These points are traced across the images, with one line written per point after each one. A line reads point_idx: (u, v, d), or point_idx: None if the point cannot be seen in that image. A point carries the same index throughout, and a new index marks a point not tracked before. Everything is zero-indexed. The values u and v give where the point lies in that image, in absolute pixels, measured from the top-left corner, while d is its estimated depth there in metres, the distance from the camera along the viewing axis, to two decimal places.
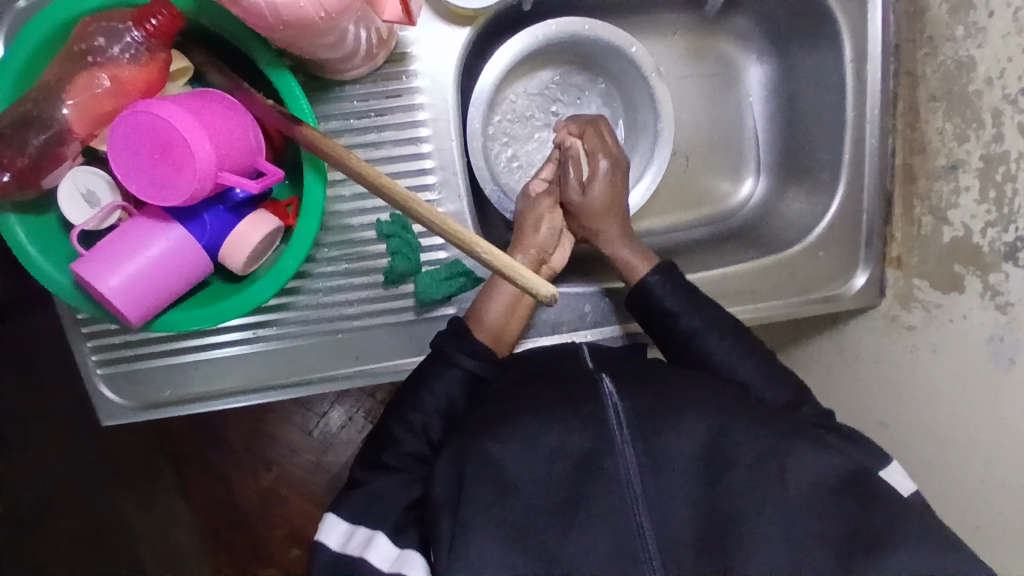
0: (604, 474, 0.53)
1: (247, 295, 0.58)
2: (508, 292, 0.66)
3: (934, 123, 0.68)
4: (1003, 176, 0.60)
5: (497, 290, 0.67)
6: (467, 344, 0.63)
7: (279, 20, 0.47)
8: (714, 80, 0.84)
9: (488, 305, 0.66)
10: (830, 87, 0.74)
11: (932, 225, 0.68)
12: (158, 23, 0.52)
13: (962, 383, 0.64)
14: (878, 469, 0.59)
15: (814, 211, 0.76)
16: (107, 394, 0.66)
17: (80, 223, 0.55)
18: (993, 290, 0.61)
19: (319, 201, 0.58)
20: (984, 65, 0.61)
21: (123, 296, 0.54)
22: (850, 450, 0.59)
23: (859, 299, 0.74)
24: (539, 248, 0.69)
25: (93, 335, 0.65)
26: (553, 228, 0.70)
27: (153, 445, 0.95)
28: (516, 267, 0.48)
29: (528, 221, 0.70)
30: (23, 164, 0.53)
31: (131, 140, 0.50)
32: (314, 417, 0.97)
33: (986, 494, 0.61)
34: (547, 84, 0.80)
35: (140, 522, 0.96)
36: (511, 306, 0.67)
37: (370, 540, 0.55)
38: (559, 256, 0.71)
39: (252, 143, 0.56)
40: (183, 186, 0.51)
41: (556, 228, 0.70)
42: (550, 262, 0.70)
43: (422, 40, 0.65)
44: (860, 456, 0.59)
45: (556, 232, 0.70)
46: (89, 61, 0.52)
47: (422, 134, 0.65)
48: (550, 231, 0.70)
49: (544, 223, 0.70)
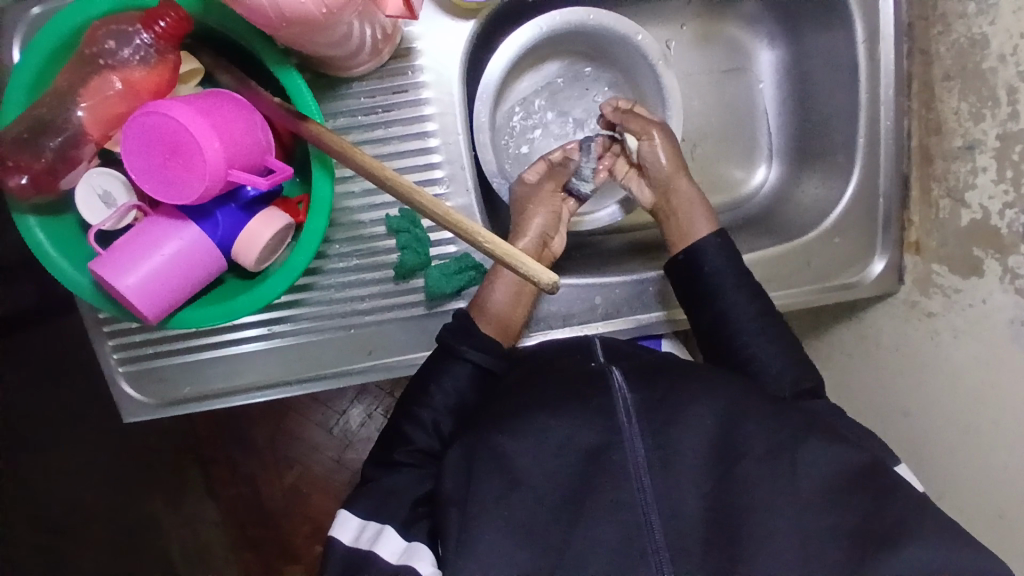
0: (613, 466, 0.53)
1: (260, 291, 0.59)
2: (512, 281, 0.67)
3: (949, 102, 0.66)
4: (1019, 155, 0.59)
5: (503, 280, 0.67)
6: (476, 338, 0.64)
7: (280, 17, 0.47)
8: (724, 65, 0.83)
9: (492, 294, 0.67)
10: (842, 69, 0.73)
11: (950, 208, 0.67)
12: (165, 26, 0.53)
13: (983, 368, 0.62)
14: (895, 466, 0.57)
15: (829, 197, 0.75)
16: (128, 391, 0.68)
17: (97, 223, 0.56)
18: (1012, 272, 0.59)
19: (328, 196, 0.59)
20: (996, 42, 0.60)
21: (140, 294, 0.55)
22: (866, 439, 0.59)
23: (876, 285, 0.73)
24: (540, 233, 0.68)
25: (114, 334, 0.67)
26: (550, 212, 0.69)
27: (178, 442, 0.97)
28: (518, 255, 0.48)
29: (525, 208, 0.69)
30: (40, 168, 0.55)
31: (142, 141, 0.51)
32: (334, 414, 0.98)
33: (1010, 483, 0.60)
34: (554, 76, 0.80)
35: (166, 519, 0.97)
36: (515, 298, 0.67)
37: (380, 532, 0.56)
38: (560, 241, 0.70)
39: (261, 142, 0.57)
40: (193, 185, 0.52)
41: (552, 212, 0.69)
42: (551, 245, 0.70)
43: (426, 35, 0.65)
44: (875, 446, 0.58)
45: (553, 215, 0.69)
46: (102, 64, 0.54)
47: (429, 129, 0.66)
48: (547, 214, 0.69)
49: (540, 207, 0.69)
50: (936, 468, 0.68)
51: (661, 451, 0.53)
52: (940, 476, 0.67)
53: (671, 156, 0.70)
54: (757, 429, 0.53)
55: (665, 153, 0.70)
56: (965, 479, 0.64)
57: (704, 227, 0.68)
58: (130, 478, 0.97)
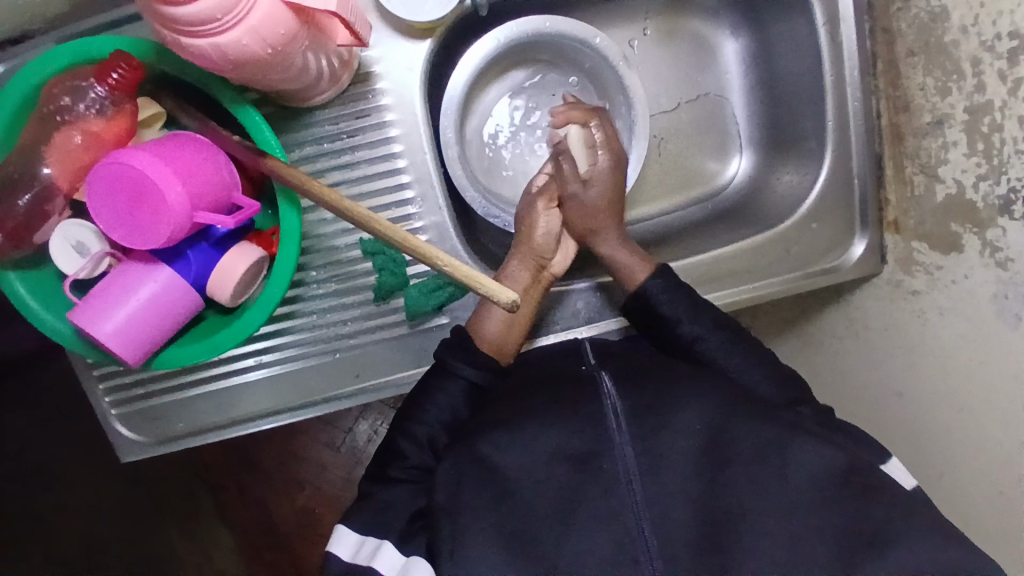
0: (603, 473, 0.53)
1: (237, 327, 0.60)
2: None
3: (915, 78, 0.65)
4: (989, 127, 0.58)
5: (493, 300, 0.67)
6: (477, 354, 0.64)
7: (227, 60, 0.48)
8: (689, 59, 0.83)
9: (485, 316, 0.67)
10: (806, 53, 0.72)
11: (925, 185, 0.66)
12: (119, 77, 0.54)
13: (971, 345, 0.62)
14: (878, 464, 0.57)
15: (804, 183, 0.74)
16: (123, 432, 0.69)
17: (72, 274, 0.57)
18: (991, 246, 0.58)
19: (296, 227, 0.60)
20: (957, 13, 0.59)
21: (119, 339, 0.56)
22: (850, 445, 0.58)
23: (860, 268, 0.72)
24: (535, 254, 0.68)
25: (104, 377, 0.68)
26: (549, 231, 0.69)
27: (186, 472, 0.98)
28: (477, 276, 0.50)
29: (527, 225, 0.69)
30: (15, 223, 0.56)
31: (106, 191, 0.52)
32: (340, 433, 0.99)
33: (1007, 460, 0.59)
34: (520, 84, 0.80)
35: (183, 546, 0.99)
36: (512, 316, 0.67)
37: (379, 546, 0.56)
38: (560, 260, 0.70)
39: (226, 179, 0.57)
40: (160, 230, 0.53)
41: (553, 231, 0.69)
42: (550, 267, 0.69)
43: (384, 58, 0.66)
44: (861, 452, 0.58)
45: (553, 233, 0.69)
46: (60, 121, 0.56)
47: (396, 150, 0.66)
48: (546, 236, 0.69)
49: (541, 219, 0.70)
50: (933, 448, 0.67)
51: (649, 446, 0.53)
52: (936, 462, 0.67)
53: (580, 219, 0.69)
54: (738, 424, 0.54)
55: (580, 216, 0.69)
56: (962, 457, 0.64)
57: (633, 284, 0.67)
58: (144, 512, 0.98)
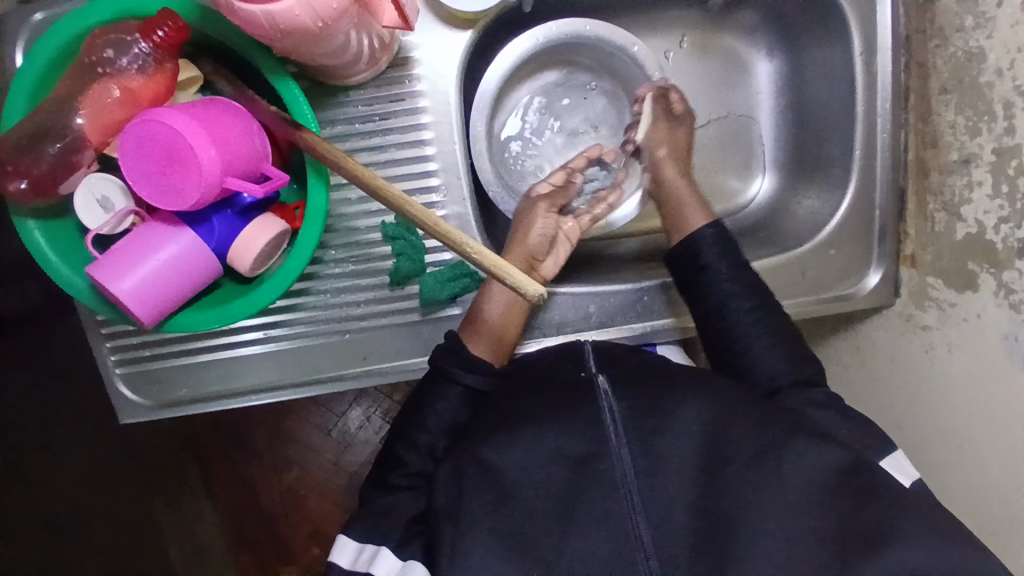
0: (599, 475, 0.52)
1: (254, 297, 0.60)
2: (500, 300, 0.67)
3: (945, 116, 0.66)
4: (1015, 170, 0.58)
5: (489, 298, 0.67)
6: (469, 359, 0.64)
7: (276, 28, 0.48)
8: (721, 77, 0.83)
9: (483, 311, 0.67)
10: (839, 81, 0.73)
11: (946, 222, 0.67)
12: (164, 35, 0.54)
13: (976, 383, 0.62)
14: (878, 459, 0.58)
15: (825, 209, 0.75)
16: (125, 392, 0.69)
17: (95, 228, 0.57)
18: (1006, 287, 0.59)
19: (322, 204, 0.60)
20: (994, 55, 0.60)
21: (135, 298, 0.55)
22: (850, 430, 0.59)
23: (873, 298, 0.73)
24: (527, 254, 0.67)
25: (112, 335, 0.67)
26: (545, 232, 0.68)
27: (178, 443, 0.98)
28: (507, 268, 0.49)
29: (523, 225, 0.68)
30: (40, 173, 0.55)
31: (141, 148, 0.52)
32: (333, 417, 0.98)
33: (1001, 502, 0.60)
34: (551, 85, 0.81)
35: (166, 518, 0.98)
36: (505, 314, 0.68)
37: (376, 553, 0.57)
38: (550, 263, 0.69)
39: (258, 149, 0.57)
40: (190, 192, 0.53)
41: (548, 233, 0.68)
42: (541, 268, 0.68)
43: (423, 44, 0.66)
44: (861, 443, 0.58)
45: (548, 236, 0.68)
46: (101, 72, 0.55)
47: (425, 137, 0.66)
48: (541, 236, 0.67)
49: (536, 224, 0.68)
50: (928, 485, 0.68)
51: (646, 448, 0.53)
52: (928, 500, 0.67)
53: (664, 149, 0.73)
54: (742, 430, 0.54)
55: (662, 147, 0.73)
56: (956, 495, 0.65)
57: (689, 230, 0.70)
58: (132, 479, 0.98)
